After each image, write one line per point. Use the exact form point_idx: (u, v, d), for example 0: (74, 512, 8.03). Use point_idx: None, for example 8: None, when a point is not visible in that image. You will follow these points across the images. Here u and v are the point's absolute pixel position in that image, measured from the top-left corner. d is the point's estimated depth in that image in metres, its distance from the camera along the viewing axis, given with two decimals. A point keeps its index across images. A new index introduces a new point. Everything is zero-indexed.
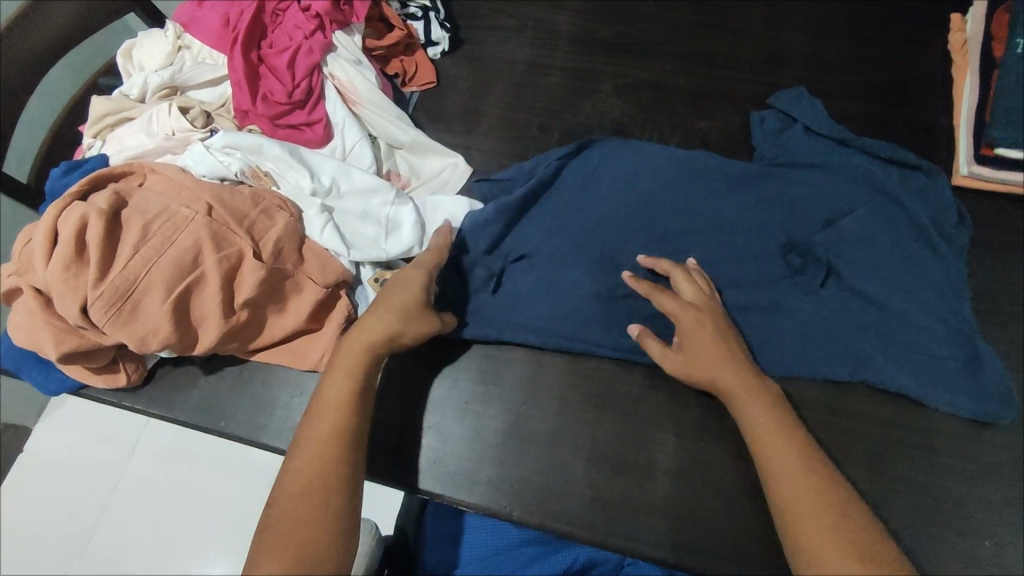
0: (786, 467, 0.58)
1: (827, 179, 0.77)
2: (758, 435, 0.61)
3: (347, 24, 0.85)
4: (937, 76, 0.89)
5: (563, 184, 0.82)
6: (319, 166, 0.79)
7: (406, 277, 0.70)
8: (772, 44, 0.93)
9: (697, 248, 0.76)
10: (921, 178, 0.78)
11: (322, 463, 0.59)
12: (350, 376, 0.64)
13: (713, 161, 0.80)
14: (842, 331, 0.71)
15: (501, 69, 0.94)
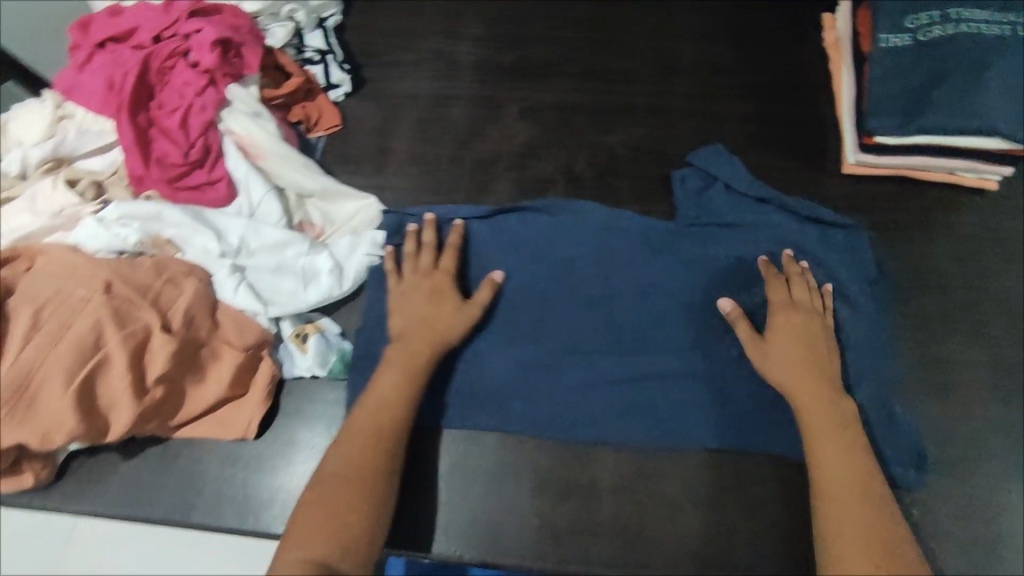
0: (823, 443, 0.64)
1: (740, 239, 0.79)
2: (814, 426, 0.65)
3: (241, 76, 0.83)
4: (818, 72, 0.94)
5: (480, 246, 0.81)
6: (226, 226, 0.77)
7: (426, 280, 0.76)
8: (665, 55, 0.97)
9: (621, 319, 0.77)
10: (841, 234, 0.79)
11: (354, 480, 0.62)
12: (404, 384, 0.69)
13: (632, 224, 0.81)
14: (759, 389, 0.73)
15: (406, 105, 0.94)
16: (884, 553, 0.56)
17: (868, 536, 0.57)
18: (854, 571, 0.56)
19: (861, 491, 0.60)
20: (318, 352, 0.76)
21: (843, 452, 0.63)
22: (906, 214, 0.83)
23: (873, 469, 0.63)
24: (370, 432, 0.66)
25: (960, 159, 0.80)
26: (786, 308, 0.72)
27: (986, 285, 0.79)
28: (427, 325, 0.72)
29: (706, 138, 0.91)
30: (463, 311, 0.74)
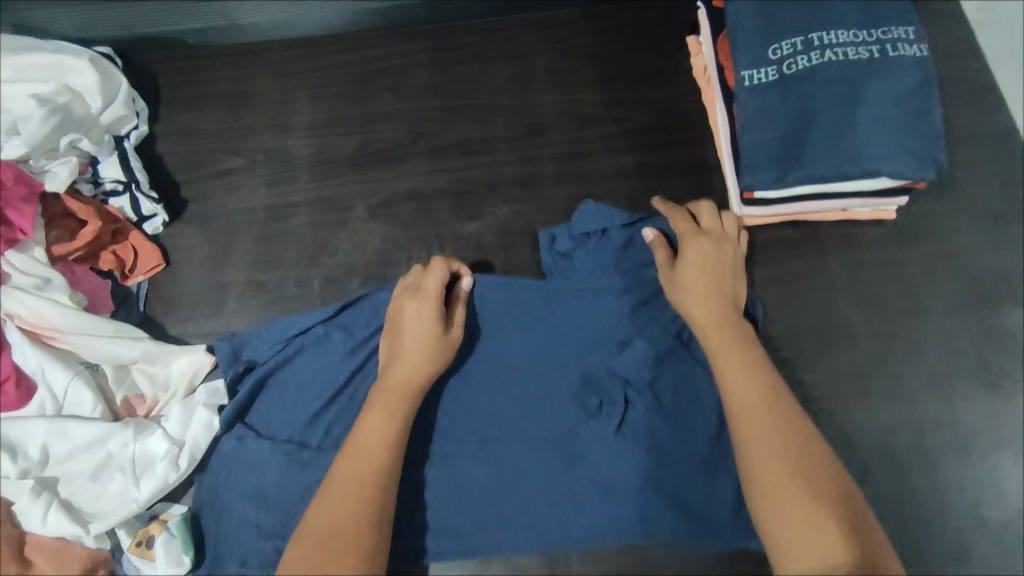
0: (728, 359, 0.61)
1: (618, 304, 0.70)
2: (717, 345, 0.63)
3: (17, 241, 0.69)
4: (690, 107, 0.85)
5: (326, 352, 0.71)
6: (21, 436, 0.63)
7: (411, 316, 0.66)
8: (525, 110, 0.86)
9: (495, 415, 0.69)
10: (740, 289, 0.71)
11: (354, 525, 0.54)
12: (389, 416, 0.61)
13: (498, 298, 0.72)
14: (654, 472, 0.65)
15: (239, 223, 0.81)
16: (801, 468, 0.53)
17: (781, 447, 0.55)
18: (782, 490, 0.52)
19: (769, 401, 0.58)
20: (167, 554, 0.64)
21: (746, 366, 0.60)
22: (803, 261, 0.75)
23: (771, 375, 0.60)
24: (376, 456, 0.58)
25: (850, 198, 0.72)
26: (694, 238, 0.68)
27: (895, 329, 0.72)
28: (419, 369, 0.64)
29: (582, 205, 0.81)
30: (443, 343, 0.65)
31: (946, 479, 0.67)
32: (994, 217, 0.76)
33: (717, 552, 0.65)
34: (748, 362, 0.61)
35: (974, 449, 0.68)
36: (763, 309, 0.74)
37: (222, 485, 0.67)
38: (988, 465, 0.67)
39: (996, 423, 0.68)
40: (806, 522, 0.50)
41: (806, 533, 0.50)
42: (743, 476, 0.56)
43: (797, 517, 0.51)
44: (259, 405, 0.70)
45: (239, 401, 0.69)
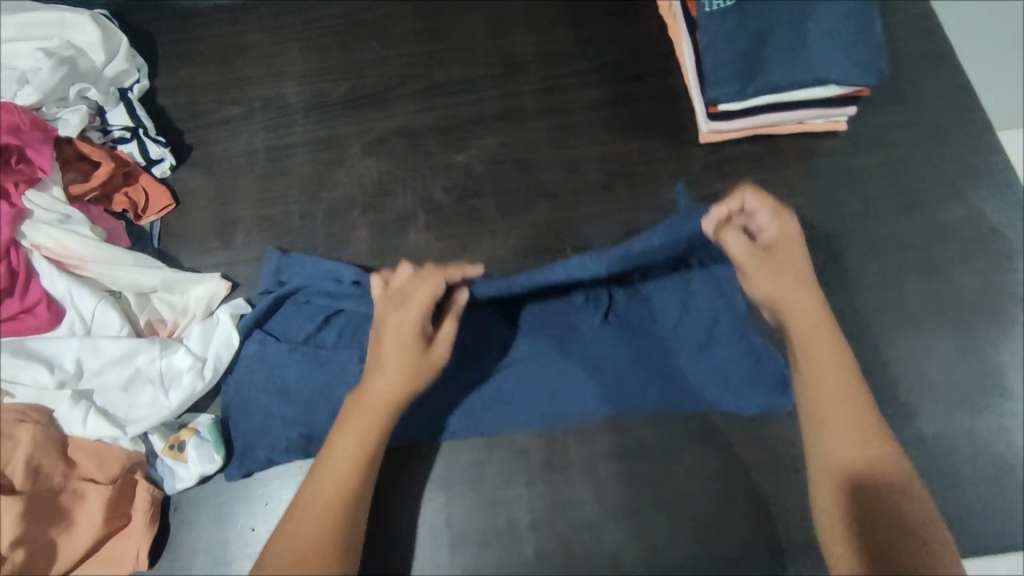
0: (838, 394, 0.62)
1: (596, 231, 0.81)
2: (823, 365, 0.63)
3: (36, 180, 0.74)
4: (658, 41, 0.92)
5: (338, 281, 0.77)
6: (57, 352, 0.69)
7: (396, 322, 0.64)
8: (505, 51, 0.91)
9: (497, 322, 0.75)
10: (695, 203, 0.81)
11: (332, 507, 0.59)
12: (376, 419, 0.62)
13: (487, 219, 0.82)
14: (632, 348, 0.73)
15: (242, 165, 0.86)
16: (882, 485, 0.58)
17: (864, 459, 0.59)
18: (854, 491, 0.58)
19: (860, 415, 0.61)
20: (199, 456, 0.71)
21: (840, 391, 0.62)
22: (766, 173, 0.83)
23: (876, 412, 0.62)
24: (358, 440, 0.61)
25: (804, 109, 0.79)
26: (793, 248, 0.66)
27: (851, 227, 0.79)
28: (405, 393, 0.63)
29: (562, 133, 0.87)
30: (418, 360, 0.63)
31: (902, 356, 0.74)
32: (937, 125, 0.83)
33: (698, 427, 0.72)
34: (856, 395, 0.62)
35: (925, 326, 0.75)
36: None
37: (248, 384, 0.74)
38: (941, 342, 0.74)
39: (945, 303, 0.76)
40: (870, 515, 0.57)
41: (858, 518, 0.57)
42: (816, 467, 0.61)
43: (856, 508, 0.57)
44: (278, 317, 0.78)
45: (259, 312, 0.76)
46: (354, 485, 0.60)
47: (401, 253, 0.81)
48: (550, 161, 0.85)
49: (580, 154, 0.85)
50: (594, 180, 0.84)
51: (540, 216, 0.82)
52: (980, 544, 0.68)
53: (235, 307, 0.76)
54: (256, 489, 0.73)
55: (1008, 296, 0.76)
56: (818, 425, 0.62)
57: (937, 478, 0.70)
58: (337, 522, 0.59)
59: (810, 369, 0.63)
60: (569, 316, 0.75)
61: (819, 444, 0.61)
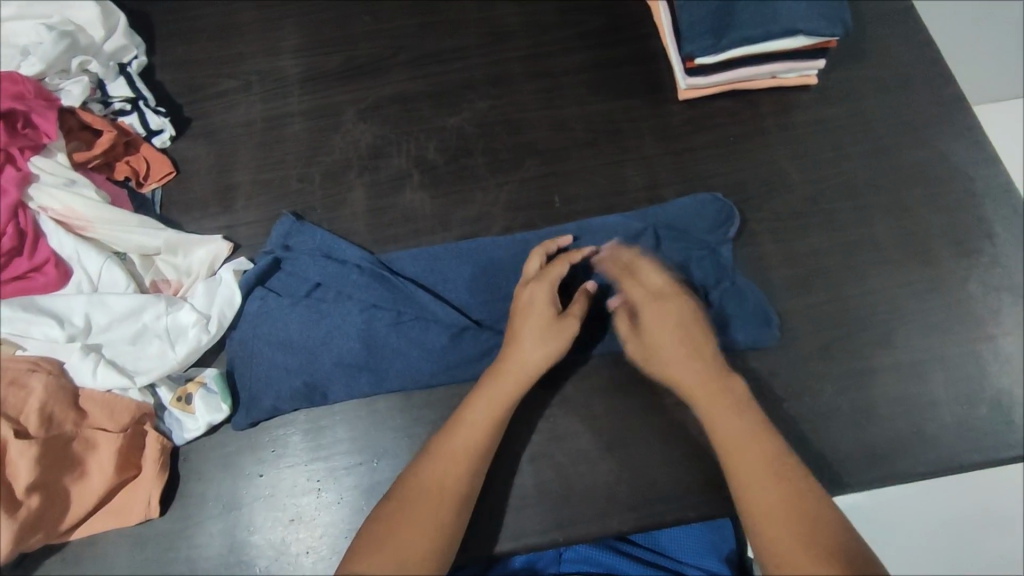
0: (730, 423, 0.63)
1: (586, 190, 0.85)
2: (706, 402, 0.66)
3: (42, 146, 0.77)
4: (637, 8, 0.96)
5: (334, 248, 0.79)
6: (66, 307, 0.71)
7: (529, 296, 0.71)
8: (491, 22, 0.95)
9: (485, 266, 0.79)
10: (676, 159, 0.86)
11: (439, 506, 0.60)
12: (489, 406, 0.66)
13: (483, 182, 0.85)
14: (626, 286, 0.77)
15: (240, 134, 0.89)
16: (801, 509, 0.56)
17: (778, 483, 0.58)
18: (778, 512, 0.56)
19: (770, 465, 0.59)
20: (207, 406, 0.72)
21: (761, 460, 0.60)
22: (742, 127, 0.87)
23: (766, 431, 0.63)
24: (476, 438, 0.64)
25: (775, 63, 0.84)
26: (648, 302, 0.73)
27: (825, 173, 0.84)
28: (535, 368, 0.68)
29: (548, 96, 0.91)
30: (557, 325, 0.69)
31: (876, 289, 0.78)
32: (902, 77, 0.88)
33: None
34: (743, 419, 0.63)
35: (898, 262, 0.79)
36: (709, 168, 0.85)
37: (253, 339, 0.77)
38: (910, 275, 0.78)
39: (913, 240, 0.80)
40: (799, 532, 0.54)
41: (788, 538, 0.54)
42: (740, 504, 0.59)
43: (787, 529, 0.55)
44: (283, 275, 0.80)
45: (261, 270, 0.79)
46: (464, 490, 0.62)
47: (396, 211, 0.84)
48: (537, 122, 0.89)
49: (566, 115, 0.89)
50: (581, 139, 0.88)
51: (529, 172, 0.86)
52: (959, 461, 0.71)
53: (240, 267, 0.79)
54: (263, 438, 0.74)
55: (975, 232, 0.80)
56: (743, 487, 0.59)
57: (914, 400, 0.73)
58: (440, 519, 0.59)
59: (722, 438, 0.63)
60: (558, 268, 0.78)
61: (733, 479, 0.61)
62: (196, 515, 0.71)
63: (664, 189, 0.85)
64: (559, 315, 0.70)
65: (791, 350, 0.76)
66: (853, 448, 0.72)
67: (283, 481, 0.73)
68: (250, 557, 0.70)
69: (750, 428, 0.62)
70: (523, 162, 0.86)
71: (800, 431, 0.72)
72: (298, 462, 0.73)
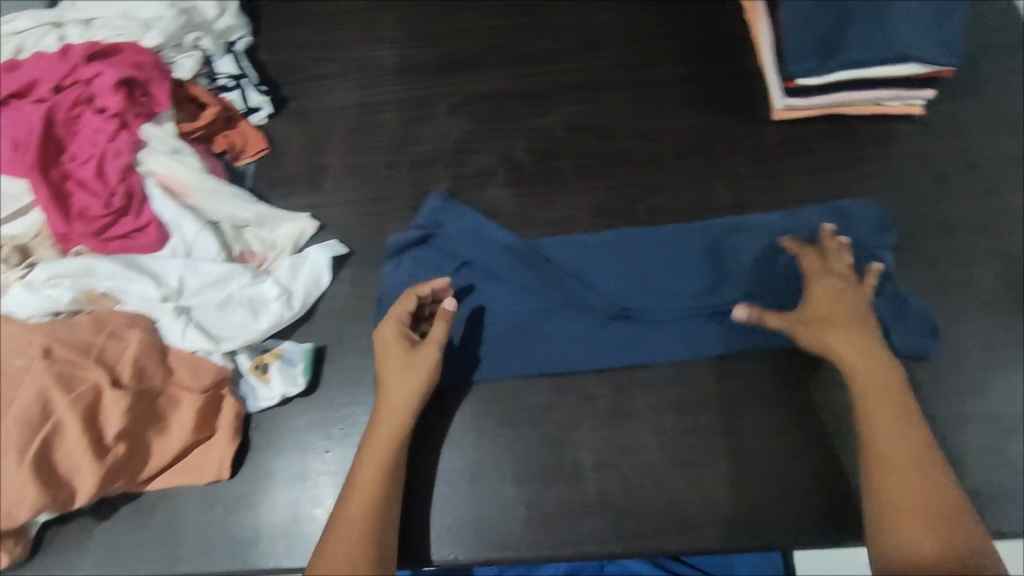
0: (887, 433, 0.62)
1: (682, 200, 0.84)
2: (873, 416, 0.64)
3: (153, 114, 0.80)
4: (737, 24, 0.95)
5: (481, 228, 0.81)
6: (162, 269, 0.75)
7: (382, 343, 0.71)
8: (587, 27, 0.96)
9: (633, 260, 0.80)
10: (768, 179, 0.84)
11: (365, 529, 0.61)
12: (388, 441, 0.67)
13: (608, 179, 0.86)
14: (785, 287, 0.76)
15: (334, 117, 0.92)
16: (935, 516, 0.57)
17: (934, 504, 0.58)
18: (932, 535, 0.56)
19: (922, 464, 0.60)
20: (283, 378, 0.74)
21: (909, 458, 0.61)
22: (839, 152, 0.84)
23: (922, 432, 0.63)
24: (382, 460, 0.65)
25: (882, 88, 0.82)
26: (820, 278, 0.72)
27: (924, 207, 0.80)
28: (408, 400, 0.68)
29: (640, 105, 0.90)
30: (408, 357, 0.69)
31: (969, 334, 0.75)
32: (1016, 115, 0.84)
33: (764, 386, 0.73)
34: (909, 430, 0.63)
35: (997, 307, 0.75)
36: (801, 192, 0.83)
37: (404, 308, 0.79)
38: (1009, 322, 0.75)
39: (1015, 286, 0.76)
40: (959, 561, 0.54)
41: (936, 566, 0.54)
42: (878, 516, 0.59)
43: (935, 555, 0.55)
44: (422, 250, 0.81)
45: (407, 242, 0.81)
46: (377, 512, 0.63)
47: (479, 206, 0.85)
48: (626, 131, 0.89)
49: (655, 125, 0.89)
50: (669, 152, 0.87)
51: (615, 180, 0.86)
52: None
53: (335, 249, 0.81)
54: (333, 415, 0.75)
55: None
56: (881, 479, 0.60)
57: (1005, 454, 0.70)
58: (367, 545, 0.60)
59: (873, 427, 0.63)
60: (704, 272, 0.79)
61: (880, 487, 0.60)
62: (262, 483, 0.73)
63: (751, 209, 0.83)
64: (413, 347, 0.70)
65: None
66: None
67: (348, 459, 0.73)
68: (309, 530, 0.71)
69: (903, 424, 0.63)
70: (609, 170, 0.86)
71: None
72: None
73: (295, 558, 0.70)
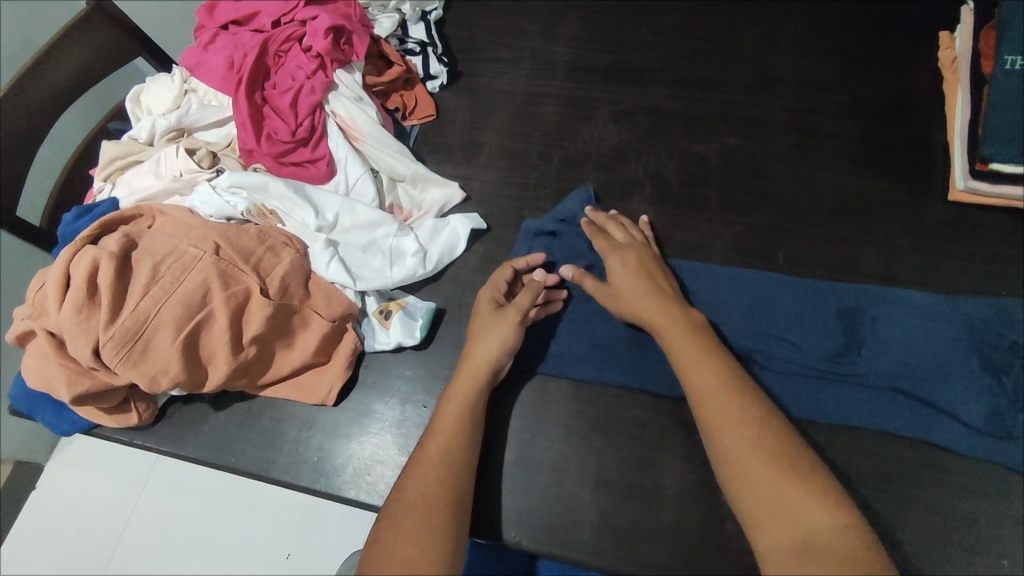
0: (702, 384, 0.62)
1: (828, 255, 0.81)
2: (713, 409, 0.60)
3: (348, 62, 0.87)
4: (929, 92, 0.90)
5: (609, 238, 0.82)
6: (324, 202, 0.81)
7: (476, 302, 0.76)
8: (766, 65, 0.94)
9: (764, 302, 0.77)
10: (926, 257, 0.80)
11: (444, 471, 0.62)
12: (467, 397, 0.69)
13: (756, 216, 0.84)
14: (925, 370, 0.71)
15: (500, 100, 0.96)
16: (777, 517, 0.53)
17: (763, 454, 0.56)
18: (763, 479, 0.55)
19: (755, 466, 0.56)
20: (402, 327, 0.78)
21: (747, 459, 0.57)
22: (1014, 249, 0.79)
23: (774, 437, 0.58)
24: (461, 412, 0.68)
25: None
26: (613, 251, 0.76)
27: None
28: (490, 358, 0.71)
29: (803, 152, 0.88)
30: (493, 317, 0.73)
31: None
32: None
33: (873, 469, 0.69)
34: (728, 392, 0.61)
35: None
36: (960, 280, 0.78)
37: None
38: None
39: None
40: (792, 509, 0.53)
41: (796, 507, 0.53)
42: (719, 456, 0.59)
43: (799, 494, 0.54)
44: (557, 242, 0.83)
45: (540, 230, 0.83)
46: (452, 459, 0.64)
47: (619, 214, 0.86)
48: (784, 175, 0.86)
49: (815, 176, 0.86)
50: (825, 205, 0.84)
51: (760, 221, 0.84)
52: None
53: (471, 219, 0.85)
54: (437, 374, 0.79)
55: None
56: (736, 470, 0.57)
57: None
58: (446, 485, 0.61)
59: (710, 424, 0.60)
60: (836, 332, 0.74)
61: (716, 438, 0.59)
62: (358, 417, 0.77)
63: (901, 283, 0.79)
64: (498, 309, 0.74)
65: (1001, 503, 0.67)
66: None
67: None
68: (390, 473, 0.74)
69: (729, 426, 0.59)
70: (756, 209, 0.85)
71: None
72: None
73: (374, 497, 0.73)
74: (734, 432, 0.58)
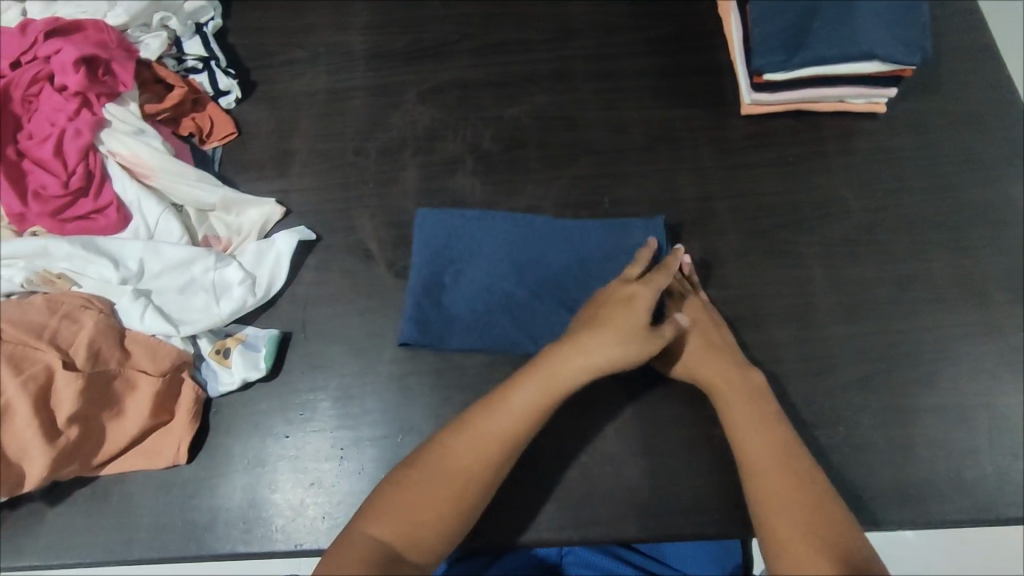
0: (740, 412, 0.67)
1: (650, 190, 0.85)
2: (743, 426, 0.66)
3: (116, 94, 0.79)
4: (707, 18, 0.95)
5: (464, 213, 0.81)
6: (122, 251, 0.73)
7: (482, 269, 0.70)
8: (560, 18, 0.95)
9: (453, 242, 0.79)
10: (734, 172, 0.85)
11: (484, 449, 0.62)
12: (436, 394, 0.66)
13: (577, 167, 0.86)
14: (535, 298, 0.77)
15: (303, 102, 0.91)
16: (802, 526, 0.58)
17: (788, 467, 0.62)
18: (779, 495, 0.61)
19: (793, 478, 0.61)
20: (244, 363, 0.74)
21: (779, 473, 0.62)
22: (804, 145, 0.86)
23: (799, 458, 0.63)
24: (548, 376, 0.66)
25: (846, 85, 0.84)
26: (678, 305, 0.74)
27: (885, 203, 0.83)
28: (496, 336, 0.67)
29: (609, 96, 0.90)
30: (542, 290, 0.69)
31: (924, 325, 0.77)
32: (970, 118, 0.86)
33: None
34: (762, 419, 0.66)
35: (950, 299, 0.78)
36: (766, 185, 0.84)
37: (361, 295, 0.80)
38: (954, 321, 0.77)
39: (962, 281, 0.79)
40: (807, 526, 0.58)
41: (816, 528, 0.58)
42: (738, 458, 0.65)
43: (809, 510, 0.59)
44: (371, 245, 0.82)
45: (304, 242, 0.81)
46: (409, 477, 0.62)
47: (448, 193, 0.85)
48: (595, 121, 0.89)
49: (625, 117, 0.89)
50: (638, 142, 0.87)
51: (583, 171, 0.86)
52: (996, 512, 0.70)
53: (297, 235, 0.79)
54: (293, 399, 0.75)
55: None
56: (756, 480, 0.62)
57: (954, 445, 0.72)
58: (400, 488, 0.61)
59: (742, 444, 0.65)
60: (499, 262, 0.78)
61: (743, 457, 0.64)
62: (218, 465, 0.72)
63: (717, 200, 0.84)
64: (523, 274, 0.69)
65: (831, 377, 0.75)
66: (877, 486, 0.71)
67: (305, 444, 0.73)
68: (266, 517, 0.70)
69: (774, 445, 0.64)
70: (578, 161, 0.87)
71: (825, 458, 0.72)
72: (327, 427, 0.74)
73: (251, 544, 0.69)
74: (773, 450, 0.63)
